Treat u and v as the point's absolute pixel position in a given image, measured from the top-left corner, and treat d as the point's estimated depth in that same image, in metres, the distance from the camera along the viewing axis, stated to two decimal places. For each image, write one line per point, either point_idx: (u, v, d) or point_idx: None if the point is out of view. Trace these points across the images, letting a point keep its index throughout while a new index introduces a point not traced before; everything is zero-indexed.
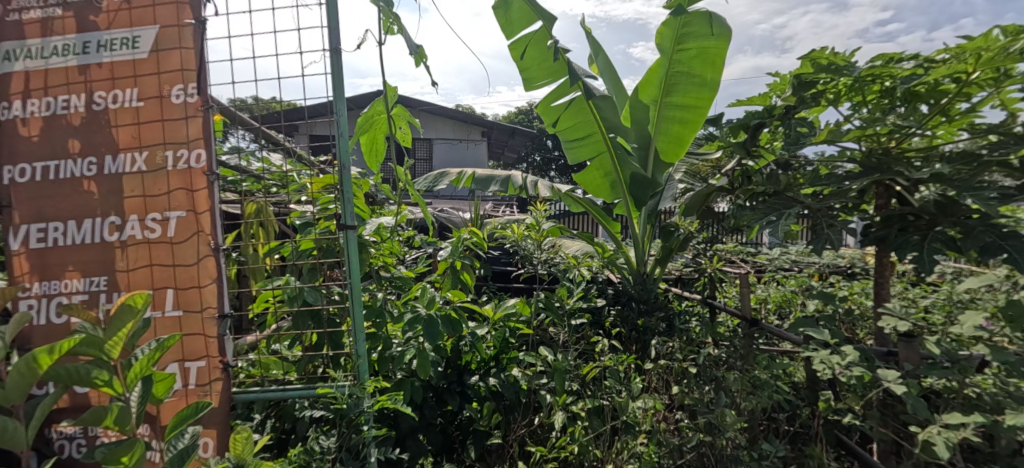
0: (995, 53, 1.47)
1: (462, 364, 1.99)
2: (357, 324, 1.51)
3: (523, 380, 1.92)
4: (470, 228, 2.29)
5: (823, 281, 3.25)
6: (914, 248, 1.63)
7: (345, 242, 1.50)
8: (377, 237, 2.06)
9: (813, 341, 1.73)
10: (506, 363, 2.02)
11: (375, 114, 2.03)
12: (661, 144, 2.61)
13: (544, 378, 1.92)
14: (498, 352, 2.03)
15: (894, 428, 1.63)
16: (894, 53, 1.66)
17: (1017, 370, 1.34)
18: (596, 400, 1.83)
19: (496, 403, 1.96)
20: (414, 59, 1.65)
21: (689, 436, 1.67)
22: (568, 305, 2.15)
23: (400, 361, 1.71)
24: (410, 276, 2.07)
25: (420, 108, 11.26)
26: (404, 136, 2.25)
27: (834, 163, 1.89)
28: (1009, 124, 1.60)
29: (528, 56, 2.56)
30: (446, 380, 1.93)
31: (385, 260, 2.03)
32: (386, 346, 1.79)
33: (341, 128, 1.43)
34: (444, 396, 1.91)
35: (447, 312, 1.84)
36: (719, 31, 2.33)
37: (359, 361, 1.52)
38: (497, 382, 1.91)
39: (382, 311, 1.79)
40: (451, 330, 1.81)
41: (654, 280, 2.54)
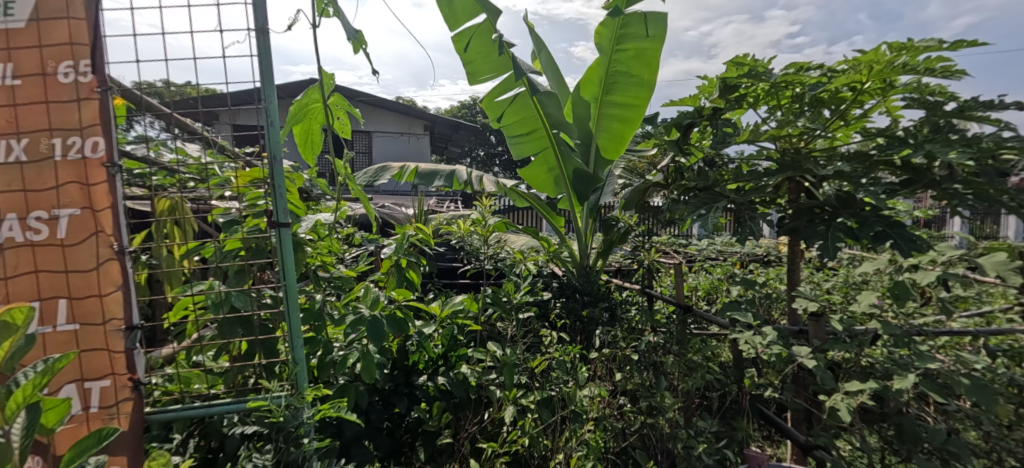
0: (883, 66, 1.70)
1: (410, 365, 1.93)
2: (293, 329, 1.44)
3: (472, 377, 1.89)
4: (416, 224, 2.20)
5: (744, 269, 3.56)
6: (820, 237, 1.82)
7: (278, 240, 1.41)
8: (315, 235, 1.91)
9: (738, 323, 1.90)
10: (454, 362, 2.00)
11: (310, 102, 1.87)
12: (602, 141, 2.71)
13: (493, 374, 1.88)
14: (446, 350, 2.01)
15: (806, 397, 1.87)
16: (804, 62, 1.85)
17: (901, 340, 1.57)
18: (545, 392, 1.81)
19: (446, 402, 1.92)
20: (352, 47, 1.55)
21: (633, 419, 1.80)
22: (515, 299, 2.14)
23: (343, 366, 1.62)
24: (352, 275, 1.98)
25: (357, 99, 10.68)
26: (342, 127, 2.10)
27: (754, 161, 2.08)
28: (893, 129, 1.86)
29: (472, 48, 2.51)
30: (392, 382, 1.86)
31: (324, 259, 1.91)
32: (326, 351, 1.68)
33: (271, 117, 1.33)
34: (391, 398, 1.84)
35: (392, 312, 1.76)
36: (654, 32, 2.43)
37: (298, 369, 1.45)
38: (446, 381, 1.87)
39: (321, 314, 1.68)
40: (396, 330, 1.74)
41: (597, 271, 2.60)
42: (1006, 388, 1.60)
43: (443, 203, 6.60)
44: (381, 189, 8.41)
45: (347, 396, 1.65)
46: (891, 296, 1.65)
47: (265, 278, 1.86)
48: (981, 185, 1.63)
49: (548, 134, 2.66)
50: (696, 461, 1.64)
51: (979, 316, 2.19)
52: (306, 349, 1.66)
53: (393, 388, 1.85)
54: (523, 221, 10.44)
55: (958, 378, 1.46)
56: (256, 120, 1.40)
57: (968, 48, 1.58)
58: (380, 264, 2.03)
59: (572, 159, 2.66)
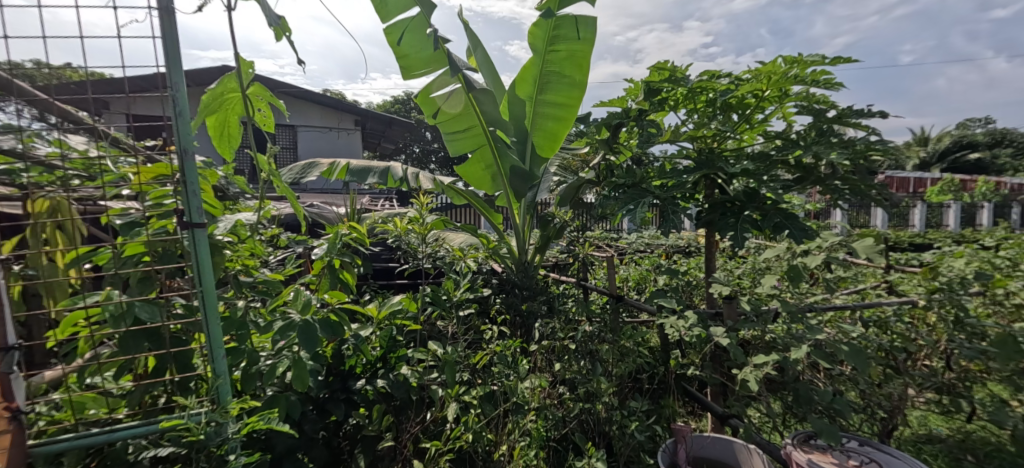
0: (779, 77, 1.93)
1: (346, 370, 1.76)
2: (212, 340, 1.32)
3: (413, 378, 1.79)
4: (349, 222, 2.09)
5: (669, 260, 3.83)
6: (731, 229, 2.04)
7: (192, 242, 1.28)
8: (234, 238, 1.75)
9: (664, 309, 2.05)
10: (394, 364, 1.88)
11: (225, 91, 1.71)
12: (537, 139, 2.79)
13: (434, 373, 1.85)
14: (386, 352, 1.88)
15: (721, 373, 2.08)
16: (715, 70, 2.05)
17: (795, 316, 1.80)
18: (487, 386, 1.79)
19: (387, 404, 1.85)
20: (275, 35, 1.38)
21: (572, 407, 1.84)
22: (455, 297, 1.99)
23: (270, 376, 1.47)
24: (279, 278, 1.83)
25: (278, 90, 9.35)
26: (265, 120, 1.94)
27: (676, 160, 2.25)
28: (787, 132, 2.12)
29: (405, 42, 2.45)
30: (327, 389, 1.71)
31: (246, 263, 1.77)
32: (251, 361, 1.50)
33: (179, 106, 1.20)
34: (326, 406, 1.66)
35: (326, 314, 1.59)
36: (585, 35, 2.52)
37: (220, 382, 1.33)
38: (386, 384, 1.74)
39: (244, 323, 1.51)
40: (331, 334, 1.56)
41: (536, 267, 2.65)
42: (876, 352, 1.90)
43: (376, 202, 6.33)
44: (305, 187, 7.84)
45: (277, 408, 1.50)
46: (787, 279, 1.89)
47: (173, 287, 1.62)
48: (854, 182, 1.98)
49: (484, 132, 2.68)
50: (627, 439, 1.75)
51: (856, 293, 2.57)
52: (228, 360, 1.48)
53: (330, 394, 1.71)
54: (459, 219, 10.35)
55: (840, 346, 1.70)
56: (161, 109, 1.24)
57: (844, 64, 1.85)
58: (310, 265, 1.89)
59: (509, 157, 2.68)
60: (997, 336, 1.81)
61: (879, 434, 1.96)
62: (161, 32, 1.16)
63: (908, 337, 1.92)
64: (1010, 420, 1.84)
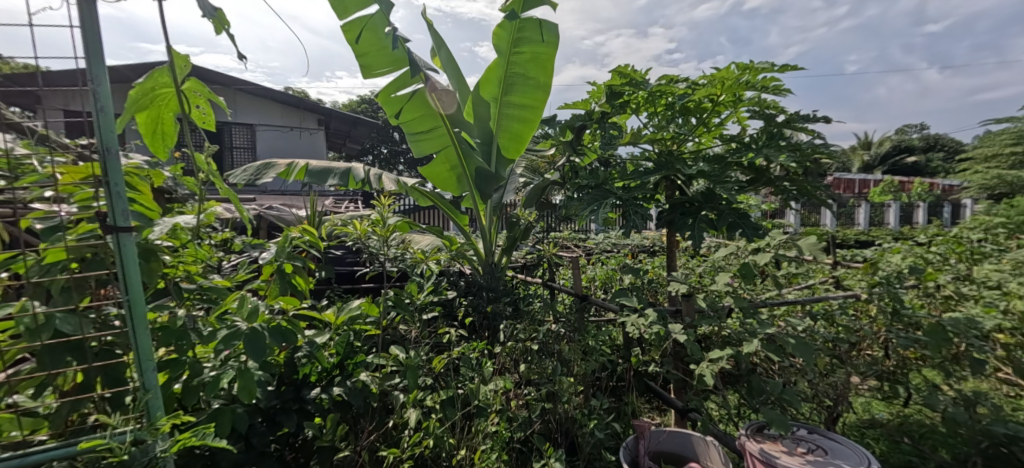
0: (732, 82, 2.02)
1: (300, 379, 1.58)
2: (140, 353, 1.20)
3: (373, 384, 1.62)
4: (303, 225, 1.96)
5: (635, 259, 3.92)
6: (689, 228, 2.12)
7: (116, 247, 1.17)
8: (174, 241, 1.57)
9: (626, 308, 2.09)
10: (352, 370, 1.68)
11: (156, 86, 1.56)
12: (503, 141, 2.80)
13: (396, 379, 1.64)
14: (342, 358, 1.68)
15: (680, 368, 2.16)
16: (673, 75, 2.12)
17: (748, 312, 1.88)
18: (450, 390, 1.68)
19: (343, 414, 1.63)
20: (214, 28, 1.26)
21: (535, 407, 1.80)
22: (418, 300, 1.93)
23: (212, 389, 1.29)
24: (227, 284, 1.61)
25: (234, 86, 8.83)
26: (205, 118, 1.84)
27: (638, 161, 2.30)
28: (741, 135, 2.21)
29: (364, 39, 2.40)
30: (277, 399, 1.51)
31: (188, 270, 1.58)
32: (194, 374, 1.32)
33: (100, 102, 1.11)
34: (278, 417, 1.49)
35: (277, 320, 1.40)
36: (548, 38, 2.55)
37: (149, 397, 1.21)
38: (343, 391, 1.57)
39: (185, 332, 1.33)
40: (282, 342, 1.37)
41: (502, 269, 2.63)
42: (823, 343, 2.00)
43: (341, 203, 6.18)
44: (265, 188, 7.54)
45: (219, 423, 1.31)
46: (740, 276, 1.98)
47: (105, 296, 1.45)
48: (801, 183, 2.09)
49: (449, 133, 2.66)
50: (588, 436, 1.79)
51: (806, 288, 2.71)
52: (165, 374, 1.29)
53: (280, 406, 1.51)
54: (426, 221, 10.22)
55: (787, 340, 1.79)
56: (85, 105, 1.14)
57: (791, 72, 1.95)
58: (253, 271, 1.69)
59: (473, 158, 2.71)
60: (928, 326, 1.95)
61: (826, 420, 2.08)
62: (80, 23, 1.06)
63: (851, 328, 2.04)
64: (942, 403, 1.98)
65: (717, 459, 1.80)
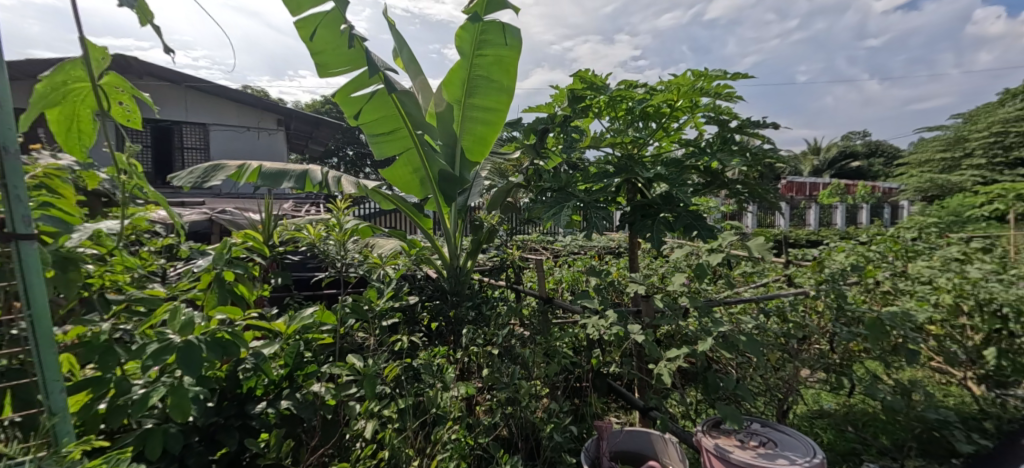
0: (688, 88, 2.08)
1: (244, 393, 1.47)
2: (44, 368, 1.02)
3: (328, 395, 1.49)
4: (248, 232, 1.80)
5: (601, 261, 3.98)
6: (649, 230, 2.17)
7: (18, 258, 1.00)
8: (99, 248, 1.37)
9: (588, 310, 2.12)
10: (303, 382, 1.56)
11: (67, 81, 1.31)
12: (467, 143, 2.77)
13: (353, 388, 1.50)
14: (291, 369, 1.55)
15: (639, 366, 2.21)
16: (632, 80, 2.17)
17: (703, 311, 1.94)
18: (408, 399, 1.61)
19: (291, 430, 1.49)
20: (136, 18, 1.14)
21: (498, 413, 1.78)
22: (378, 307, 1.81)
23: (140, 407, 1.13)
24: (159, 296, 1.37)
25: (186, 83, 8.36)
26: (129, 115, 1.62)
27: (600, 164, 2.33)
28: (698, 140, 2.29)
29: (318, 37, 2.33)
30: (216, 416, 1.39)
31: (117, 280, 1.39)
32: (121, 390, 1.16)
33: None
34: (217, 436, 1.36)
35: (216, 332, 1.24)
36: (512, 41, 2.56)
37: (57, 420, 1.04)
38: (290, 405, 1.44)
39: (109, 347, 1.15)
40: (222, 355, 1.22)
41: (468, 273, 2.52)
42: (776, 340, 2.08)
43: (304, 207, 5.98)
44: (220, 191, 7.19)
45: (148, 444, 1.16)
46: (695, 276, 2.04)
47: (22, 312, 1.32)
48: (753, 186, 2.18)
49: (411, 135, 2.62)
50: (548, 439, 1.78)
51: (761, 286, 2.83)
52: (85, 392, 1.14)
53: (220, 423, 1.40)
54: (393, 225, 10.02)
55: (739, 337, 1.85)
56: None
57: (743, 79, 2.03)
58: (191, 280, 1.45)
59: (436, 161, 2.64)
60: (869, 320, 2.07)
61: (777, 413, 2.18)
62: None
63: (800, 324, 2.15)
64: (882, 393, 2.09)
65: (675, 456, 1.84)
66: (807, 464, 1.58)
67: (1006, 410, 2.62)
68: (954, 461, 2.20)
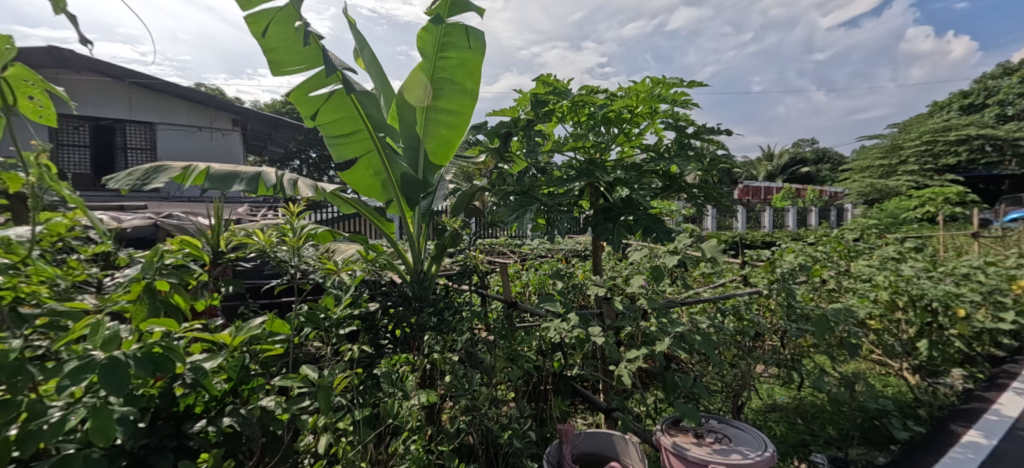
0: (646, 95, 2.13)
1: (181, 412, 1.31)
2: None
3: (279, 409, 1.40)
4: (184, 238, 1.66)
5: (567, 263, 4.02)
6: (610, 233, 2.20)
7: None
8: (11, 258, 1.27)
9: (551, 313, 2.12)
10: (248, 397, 1.44)
11: None
12: (430, 147, 2.70)
13: (306, 400, 1.43)
14: (234, 384, 1.41)
15: (601, 368, 2.24)
16: (593, 86, 2.20)
17: (661, 312, 1.99)
18: (365, 410, 1.56)
19: (235, 450, 1.37)
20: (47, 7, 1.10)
21: (457, 420, 1.76)
22: (335, 315, 1.74)
23: (56, 432, 1.01)
24: (81, 309, 1.23)
25: (129, 78, 7.82)
26: (40, 112, 1.59)
27: (564, 168, 2.35)
28: (657, 145, 2.35)
29: (271, 34, 2.24)
30: (148, 442, 1.21)
31: (33, 292, 1.28)
32: (33, 414, 1.04)
33: None
34: (148, 459, 1.18)
35: (149, 347, 1.12)
36: (475, 44, 2.55)
37: None
38: (233, 422, 1.31)
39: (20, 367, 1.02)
40: (153, 372, 1.09)
41: (432, 277, 2.41)
42: (731, 338, 2.15)
43: (260, 211, 5.74)
44: (170, 194, 6.79)
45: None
46: (652, 277, 2.10)
47: None
48: (708, 190, 2.26)
49: (372, 137, 2.55)
50: (508, 445, 1.76)
51: (718, 286, 2.93)
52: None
53: (151, 446, 1.21)
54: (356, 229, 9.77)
55: (695, 337, 1.90)
56: None
57: (698, 87, 2.10)
58: (125, 289, 1.28)
59: (398, 165, 2.56)
60: (816, 318, 2.17)
61: (732, 409, 2.25)
62: None
63: (753, 323, 2.23)
64: (828, 387, 2.20)
65: (635, 456, 1.87)
66: (759, 458, 1.64)
67: (936, 398, 2.83)
68: (892, 447, 2.35)
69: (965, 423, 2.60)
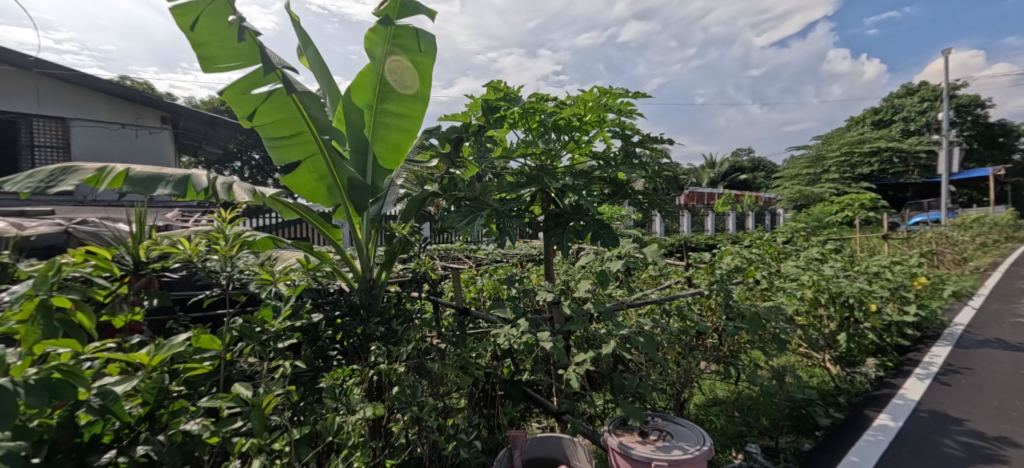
0: (594, 104, 2.19)
1: (86, 444, 1.18)
2: None
3: (206, 432, 1.30)
4: (90, 247, 1.50)
5: (521, 268, 4.03)
6: (560, 238, 2.23)
7: None
8: None
9: (501, 319, 2.12)
10: (167, 422, 1.30)
11: None
12: (379, 150, 2.65)
13: (237, 422, 1.34)
14: (151, 408, 1.28)
15: (552, 372, 2.27)
16: (543, 94, 2.23)
17: (607, 316, 2.03)
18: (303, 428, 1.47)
19: None
20: None
21: (403, 433, 1.69)
22: (273, 329, 1.64)
23: None
24: None
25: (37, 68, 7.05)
26: None
27: (515, 174, 2.36)
28: (605, 152, 2.41)
29: (201, 27, 2.10)
30: None
31: None
32: None
33: None
34: None
35: (46, 374, 1.02)
36: (425, 47, 2.50)
37: None
38: (148, 451, 1.19)
39: None
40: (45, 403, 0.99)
41: (382, 285, 2.31)
42: (675, 338, 2.24)
43: (194, 215, 5.34)
44: (87, 196, 6.18)
45: None
46: (599, 281, 2.14)
47: None
48: (653, 197, 2.34)
49: (316, 140, 2.43)
50: (454, 455, 1.73)
51: (665, 288, 3.04)
52: None
53: None
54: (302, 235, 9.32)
55: (639, 338, 1.97)
56: None
57: (642, 98, 2.18)
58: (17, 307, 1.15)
59: (344, 168, 2.45)
60: (750, 316, 2.31)
61: (676, 407, 2.34)
62: None
63: (694, 323, 2.34)
64: (762, 382, 2.34)
65: (583, 458, 1.89)
66: (698, 452, 1.71)
67: (854, 386, 3.09)
68: (816, 434, 2.54)
69: (877, 408, 2.86)
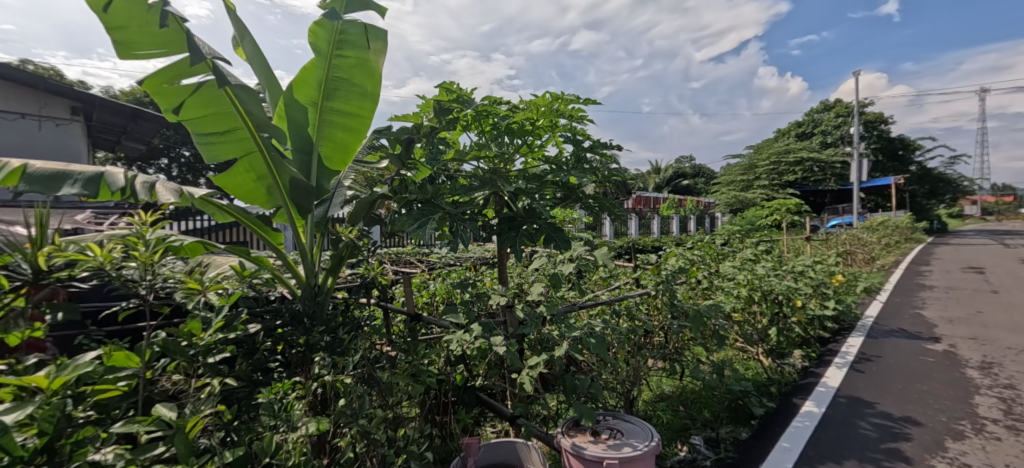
0: (546, 108, 2.20)
1: None
2: None
3: (119, 462, 1.16)
4: None
5: (474, 271, 3.99)
6: (513, 241, 2.22)
7: None
8: None
9: (454, 325, 2.07)
10: (70, 454, 1.13)
11: None
12: (325, 150, 2.52)
13: (160, 447, 1.21)
14: (50, 438, 1.12)
15: (505, 376, 2.25)
16: (495, 96, 2.21)
17: (559, 320, 2.04)
18: (236, 450, 1.35)
19: None
20: None
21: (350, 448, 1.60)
22: (202, 343, 1.50)
23: None
24: None
25: None
26: None
27: (467, 176, 2.33)
28: (557, 156, 2.43)
29: (115, 9, 1.89)
30: None
31: None
32: None
33: None
34: None
35: None
36: (375, 45, 2.43)
37: None
38: None
39: None
40: None
41: (327, 292, 2.18)
42: (624, 339, 2.29)
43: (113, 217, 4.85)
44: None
45: None
46: (551, 285, 2.14)
47: None
48: (604, 201, 2.39)
49: (254, 137, 2.27)
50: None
51: (615, 289, 3.11)
52: None
53: None
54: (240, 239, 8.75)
55: (591, 340, 1.99)
56: None
57: (593, 104, 2.22)
58: None
59: (285, 168, 2.30)
60: (693, 315, 2.41)
61: (626, 406, 2.39)
62: None
63: (643, 323, 2.40)
64: (706, 379, 2.44)
65: (537, 462, 1.88)
66: (647, 449, 1.74)
67: (785, 377, 3.30)
68: (752, 423, 2.68)
69: (804, 396, 3.07)
